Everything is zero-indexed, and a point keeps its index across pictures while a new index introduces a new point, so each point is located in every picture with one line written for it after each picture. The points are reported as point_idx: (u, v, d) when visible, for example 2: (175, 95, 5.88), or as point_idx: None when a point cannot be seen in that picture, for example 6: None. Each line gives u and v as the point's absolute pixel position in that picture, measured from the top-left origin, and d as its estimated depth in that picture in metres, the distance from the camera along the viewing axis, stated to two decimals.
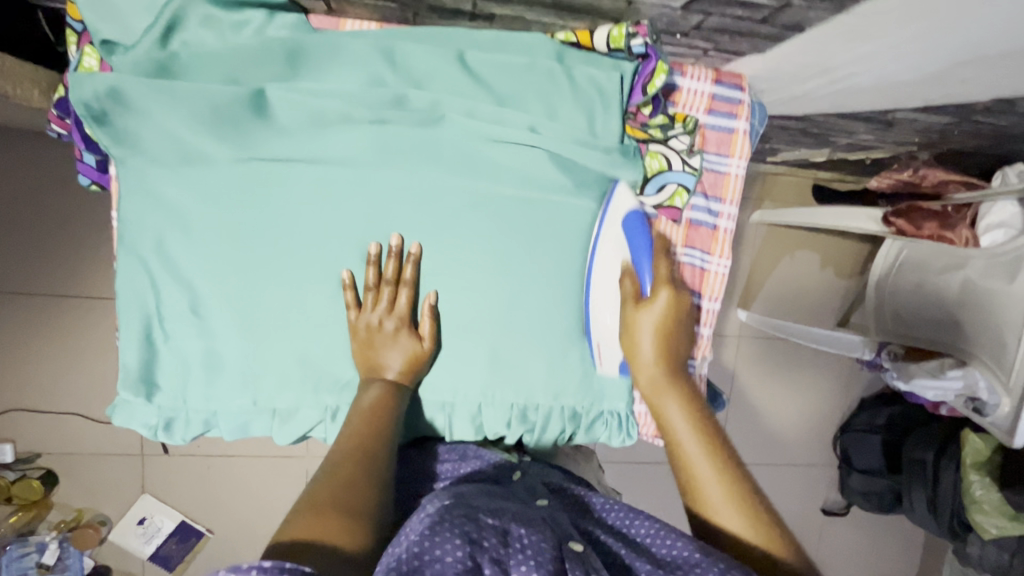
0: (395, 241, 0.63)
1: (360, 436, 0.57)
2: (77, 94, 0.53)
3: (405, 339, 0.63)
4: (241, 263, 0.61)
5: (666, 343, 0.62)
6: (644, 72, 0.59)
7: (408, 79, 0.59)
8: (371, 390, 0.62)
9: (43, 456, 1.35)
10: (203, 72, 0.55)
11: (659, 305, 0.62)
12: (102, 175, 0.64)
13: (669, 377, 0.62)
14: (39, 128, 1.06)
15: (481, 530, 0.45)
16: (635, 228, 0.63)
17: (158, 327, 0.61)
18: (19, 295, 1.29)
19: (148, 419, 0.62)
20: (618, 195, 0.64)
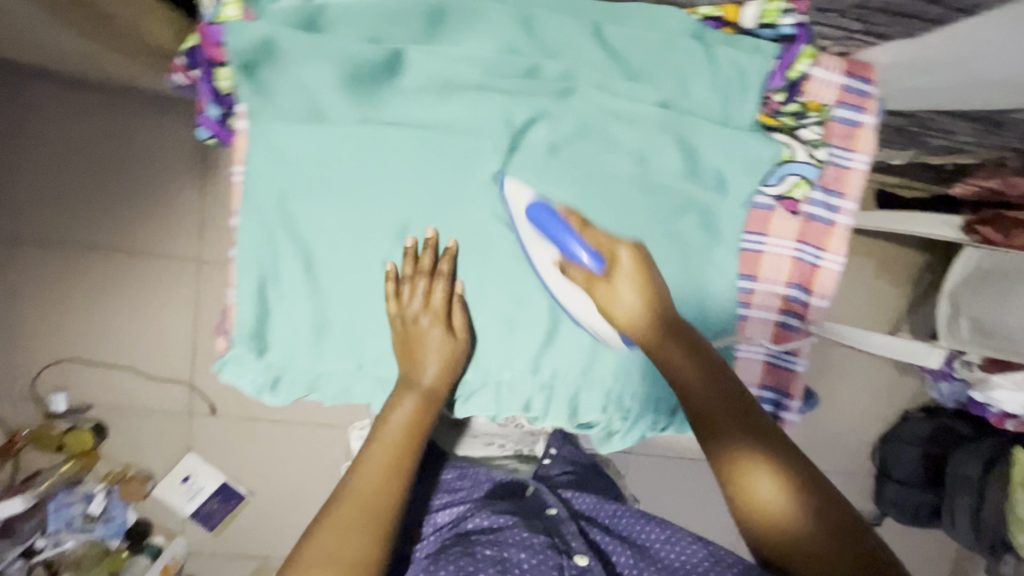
0: (413, 242, 0.61)
1: (396, 462, 0.58)
2: (234, 41, 0.52)
3: (444, 345, 0.62)
4: (356, 227, 0.60)
5: (646, 295, 0.58)
6: (787, 55, 0.57)
7: (542, 49, 0.58)
8: (400, 409, 0.60)
9: (94, 408, 1.36)
10: (345, 27, 0.54)
11: (624, 267, 0.58)
12: (222, 129, 0.62)
13: (665, 329, 0.58)
14: (115, 77, 1.04)
15: None
16: (546, 215, 0.58)
17: (273, 285, 0.61)
18: (84, 247, 1.33)
19: (257, 379, 0.62)
20: (510, 192, 0.60)
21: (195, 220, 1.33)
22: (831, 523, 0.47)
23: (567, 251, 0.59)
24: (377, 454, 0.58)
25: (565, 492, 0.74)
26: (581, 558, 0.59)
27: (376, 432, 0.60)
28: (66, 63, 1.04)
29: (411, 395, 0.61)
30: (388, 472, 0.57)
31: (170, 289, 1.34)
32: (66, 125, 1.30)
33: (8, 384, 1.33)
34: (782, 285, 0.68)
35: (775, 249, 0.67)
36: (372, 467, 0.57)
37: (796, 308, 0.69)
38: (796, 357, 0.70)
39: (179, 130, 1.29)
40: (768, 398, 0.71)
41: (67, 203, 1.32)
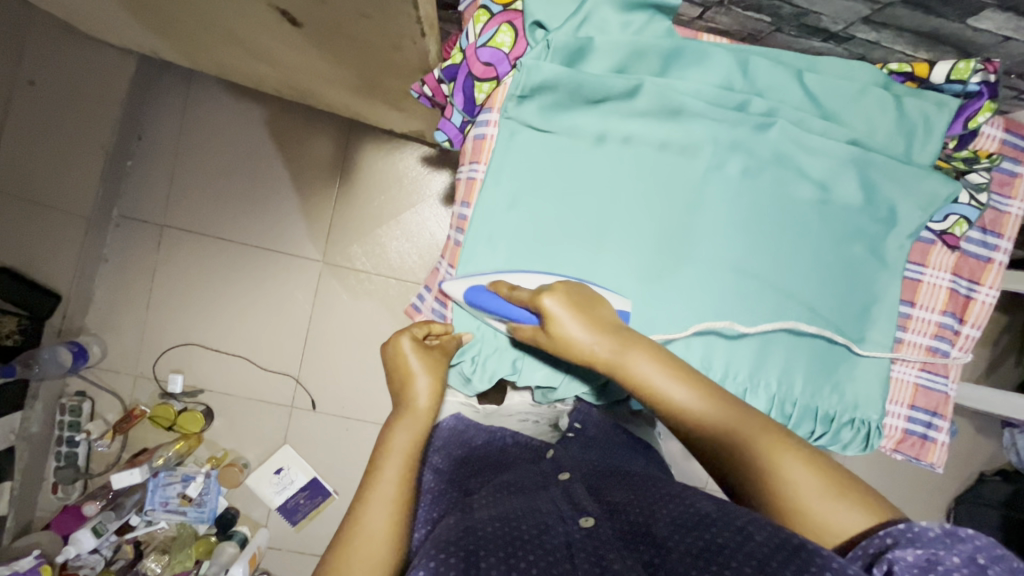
0: (407, 338, 0.66)
1: (405, 480, 0.58)
2: (520, 73, 0.64)
3: (431, 361, 0.65)
4: (564, 223, 0.68)
5: (588, 319, 0.59)
6: (970, 108, 0.66)
7: (753, 89, 0.68)
8: (399, 431, 0.62)
9: (205, 393, 1.43)
10: (602, 59, 0.65)
11: (554, 309, 0.59)
12: (459, 134, 0.73)
13: (620, 343, 0.59)
14: (296, 90, 1.18)
15: (481, 546, 0.51)
16: (482, 296, 0.64)
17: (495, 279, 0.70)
18: (222, 241, 1.42)
19: (466, 361, 0.71)
20: (451, 289, 0.67)
21: (323, 224, 1.43)
22: (851, 498, 0.50)
23: (519, 316, 0.63)
24: (392, 472, 0.58)
25: (574, 452, 0.72)
26: (586, 521, 0.56)
27: (382, 450, 0.60)
28: (252, 74, 1.17)
29: (409, 417, 0.63)
30: (402, 488, 0.57)
31: (291, 286, 1.44)
32: (223, 126, 1.41)
33: (134, 362, 1.42)
34: (938, 312, 0.74)
35: (933, 279, 0.74)
36: (388, 486, 0.57)
37: (949, 334, 0.75)
38: (947, 379, 0.75)
39: (323, 142, 1.42)
40: (918, 418, 0.76)
41: (213, 198, 1.42)
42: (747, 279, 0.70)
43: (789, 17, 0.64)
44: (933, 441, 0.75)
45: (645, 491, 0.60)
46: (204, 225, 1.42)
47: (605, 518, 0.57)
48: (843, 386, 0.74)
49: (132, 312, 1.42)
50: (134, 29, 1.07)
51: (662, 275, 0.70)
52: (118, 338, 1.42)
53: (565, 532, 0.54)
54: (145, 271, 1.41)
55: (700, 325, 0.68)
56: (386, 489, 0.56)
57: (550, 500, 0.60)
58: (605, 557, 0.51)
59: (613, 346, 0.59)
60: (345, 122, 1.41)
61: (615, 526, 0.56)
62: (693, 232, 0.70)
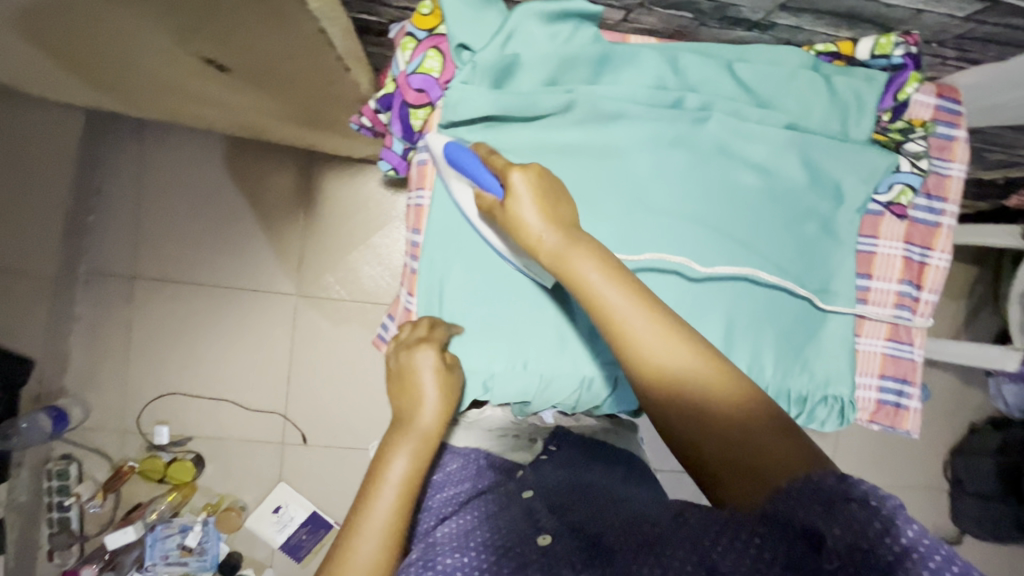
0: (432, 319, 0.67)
1: (398, 509, 0.55)
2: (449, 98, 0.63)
3: (439, 379, 0.62)
4: None
5: (547, 209, 0.53)
6: (897, 81, 0.67)
7: (686, 84, 0.68)
8: (399, 457, 0.58)
9: (193, 441, 1.42)
10: (532, 72, 0.65)
11: (518, 187, 0.52)
12: (402, 161, 0.73)
13: (569, 238, 0.51)
14: (246, 127, 1.17)
15: None
16: (460, 151, 0.58)
17: (457, 298, 0.69)
18: (193, 285, 1.40)
19: None
20: (431, 142, 0.62)
21: (294, 257, 1.42)
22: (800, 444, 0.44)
23: (483, 184, 0.56)
24: (387, 500, 0.55)
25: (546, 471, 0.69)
26: (545, 540, 0.54)
27: (377, 479, 0.57)
28: (200, 117, 1.16)
29: (409, 435, 0.59)
30: (394, 520, 0.55)
31: (268, 323, 1.42)
32: (180, 171, 1.39)
33: (116, 419, 1.40)
34: (895, 281, 0.75)
35: (887, 249, 0.75)
36: (380, 514, 0.55)
37: (908, 302, 0.76)
38: (911, 346, 0.76)
39: (284, 174, 1.41)
40: (889, 386, 0.76)
41: (179, 243, 1.40)
42: (705, 272, 0.71)
43: (709, 11, 0.64)
44: (908, 408, 0.76)
45: (608, 508, 0.58)
46: (171, 271, 1.40)
47: (567, 532, 0.55)
48: (812, 364, 0.75)
49: (109, 367, 1.39)
50: (70, 85, 1.05)
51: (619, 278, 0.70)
52: (98, 397, 1.39)
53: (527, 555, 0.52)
54: (117, 325, 1.39)
55: (656, 255, 0.68)
56: (377, 521, 0.54)
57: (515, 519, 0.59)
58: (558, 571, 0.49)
59: (568, 242, 0.51)
60: (304, 152, 1.41)
61: (575, 538, 0.54)
62: (646, 233, 0.70)
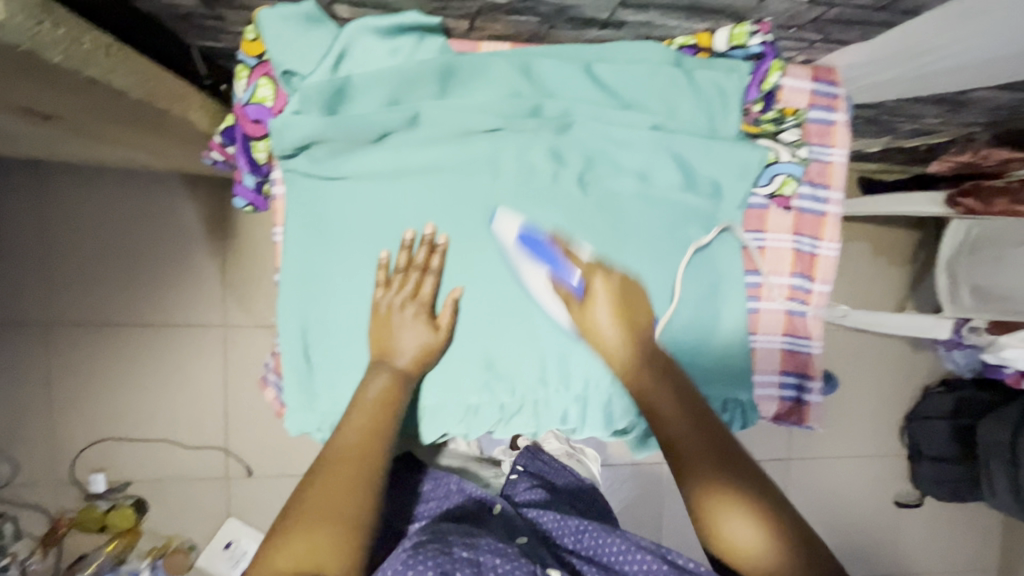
0: (434, 229, 0.65)
1: (365, 433, 0.60)
2: (285, 133, 0.59)
3: (422, 324, 0.64)
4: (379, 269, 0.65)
5: (624, 318, 0.65)
6: (759, 70, 0.64)
7: (542, 91, 0.64)
8: (375, 379, 0.63)
9: (133, 485, 1.38)
10: (371, 94, 0.61)
11: (599, 292, 0.65)
12: (258, 196, 0.69)
13: (626, 335, 0.65)
14: (138, 161, 1.11)
15: (453, 562, 0.56)
16: (539, 240, 0.66)
17: (322, 341, 0.66)
18: (114, 327, 1.35)
19: (316, 432, 0.68)
20: (502, 225, 0.66)
21: (216, 288, 1.37)
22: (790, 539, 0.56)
23: (561, 276, 0.66)
24: (351, 430, 0.61)
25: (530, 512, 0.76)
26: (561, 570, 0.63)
27: (357, 398, 0.62)
28: (87, 155, 1.10)
29: (386, 362, 0.64)
30: (358, 446, 0.60)
31: (197, 357, 1.38)
32: (85, 210, 1.33)
33: (48, 471, 1.35)
34: (786, 275, 0.73)
35: (776, 242, 0.73)
36: (344, 440, 0.60)
37: (801, 295, 0.74)
38: (810, 339, 0.74)
39: (197, 203, 1.35)
40: (790, 381, 0.75)
41: (95, 284, 1.34)
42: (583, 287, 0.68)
43: (553, 14, 0.61)
44: (809, 404, 0.75)
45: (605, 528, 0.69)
46: (88, 314, 1.34)
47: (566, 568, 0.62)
48: (712, 368, 0.72)
49: (35, 420, 1.34)
50: None
51: (491, 300, 0.68)
52: (28, 451, 1.34)
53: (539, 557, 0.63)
54: (38, 375, 1.34)
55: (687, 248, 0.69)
56: (351, 440, 0.60)
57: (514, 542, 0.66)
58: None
59: (636, 354, 0.65)
60: (215, 179, 1.35)
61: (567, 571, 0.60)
62: (516, 251, 0.67)
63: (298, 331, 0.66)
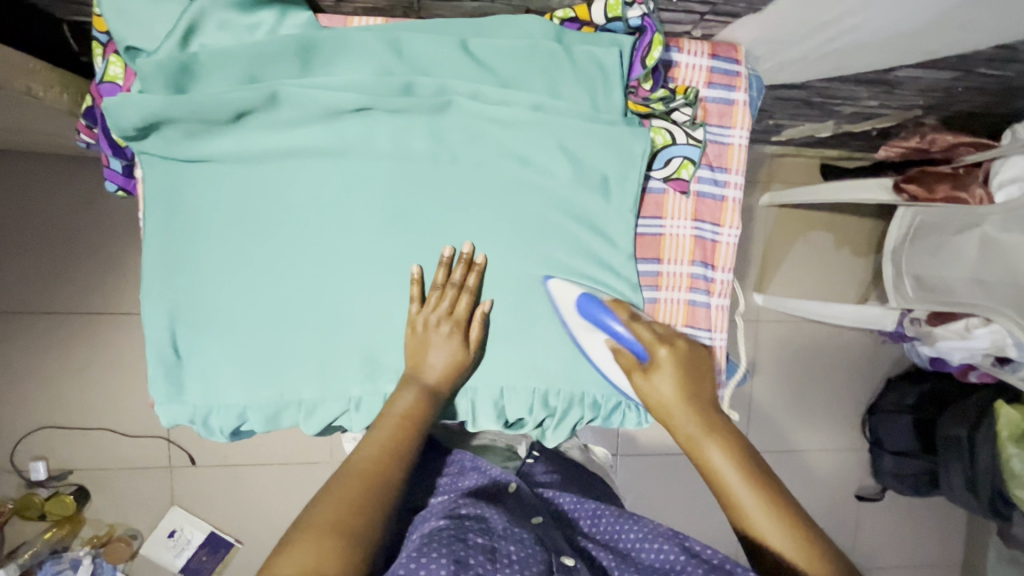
0: (472, 248, 0.65)
1: (396, 443, 0.59)
2: (123, 116, 0.54)
3: (453, 342, 0.64)
4: (249, 256, 0.63)
5: (688, 388, 0.61)
6: (641, 44, 0.60)
7: (415, 68, 0.61)
8: (404, 394, 0.62)
9: (74, 473, 1.37)
10: (223, 71, 0.57)
11: (665, 364, 0.62)
12: (128, 180, 0.66)
13: (704, 423, 0.59)
14: (59, 146, 1.09)
15: (468, 550, 0.52)
16: (592, 305, 0.65)
17: (191, 330, 0.64)
18: (51, 315, 1.33)
19: (190, 422, 0.65)
20: (556, 291, 0.66)
21: None
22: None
23: (624, 343, 0.64)
24: (381, 433, 0.59)
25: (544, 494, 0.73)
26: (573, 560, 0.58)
27: (386, 410, 0.61)
28: None
29: (413, 379, 0.63)
30: (381, 453, 0.57)
31: (137, 346, 1.36)
32: (16, 197, 1.29)
33: None
34: (685, 264, 0.69)
35: (674, 229, 0.69)
36: (368, 451, 0.57)
37: (703, 284, 0.70)
38: (711, 332, 0.70)
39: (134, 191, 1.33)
40: None
41: (30, 271, 1.32)
42: None
43: None
44: None
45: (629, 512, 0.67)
46: (25, 302, 1.32)
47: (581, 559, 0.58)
48: None
49: None
50: None
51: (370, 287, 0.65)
52: None
53: (553, 543, 0.60)
54: None
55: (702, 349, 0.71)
56: (372, 448, 0.58)
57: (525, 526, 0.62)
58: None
59: (702, 425, 0.59)
60: None
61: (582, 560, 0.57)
62: (395, 237, 0.65)
63: (163, 319, 0.63)
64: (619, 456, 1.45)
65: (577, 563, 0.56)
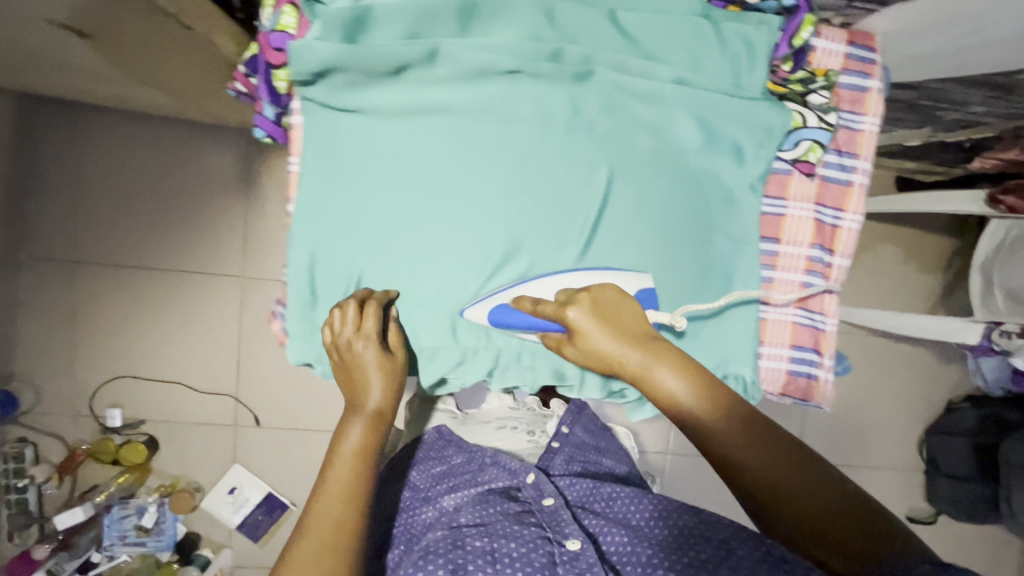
0: (362, 290, 0.66)
1: (356, 473, 0.68)
2: (302, 61, 0.58)
3: (386, 374, 0.67)
4: (386, 207, 0.65)
5: (614, 330, 0.62)
6: (791, 24, 0.62)
7: (564, 36, 0.63)
8: (353, 429, 0.70)
9: (146, 423, 1.42)
10: (390, 25, 0.60)
11: (582, 324, 0.62)
12: (277, 128, 0.69)
13: (649, 353, 0.62)
14: (171, 104, 1.14)
15: (464, 554, 0.65)
16: (508, 315, 0.65)
17: (329, 272, 0.67)
18: (137, 270, 1.39)
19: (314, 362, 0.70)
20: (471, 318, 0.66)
21: (238, 240, 1.39)
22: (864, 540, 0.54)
23: (545, 327, 0.65)
24: (342, 470, 0.68)
25: (559, 480, 0.80)
26: (573, 544, 0.67)
27: (335, 449, 0.69)
28: (124, 97, 1.13)
29: (360, 412, 0.70)
30: (348, 492, 0.67)
31: (214, 305, 1.41)
32: (116, 154, 1.35)
33: (68, 403, 1.40)
34: (804, 246, 0.71)
35: (797, 211, 0.70)
36: (330, 498, 0.66)
37: (820, 268, 0.71)
38: (823, 315, 0.72)
39: (223, 157, 1.37)
40: (802, 357, 0.72)
41: (121, 226, 1.37)
42: (588, 247, 0.68)
43: None
44: (823, 381, 0.73)
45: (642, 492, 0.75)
46: (114, 255, 1.38)
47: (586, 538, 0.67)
48: (713, 341, 0.71)
49: (55, 353, 1.38)
50: None
51: (498, 247, 0.66)
52: (49, 382, 1.39)
53: (556, 530, 0.70)
54: (60, 310, 1.38)
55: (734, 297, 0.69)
56: (334, 485, 0.67)
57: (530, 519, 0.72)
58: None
59: (651, 358, 0.62)
60: (241, 132, 1.37)
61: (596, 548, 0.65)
62: (526, 200, 0.66)
63: (303, 261, 0.66)
64: (647, 457, 1.43)
65: (581, 547, 0.66)
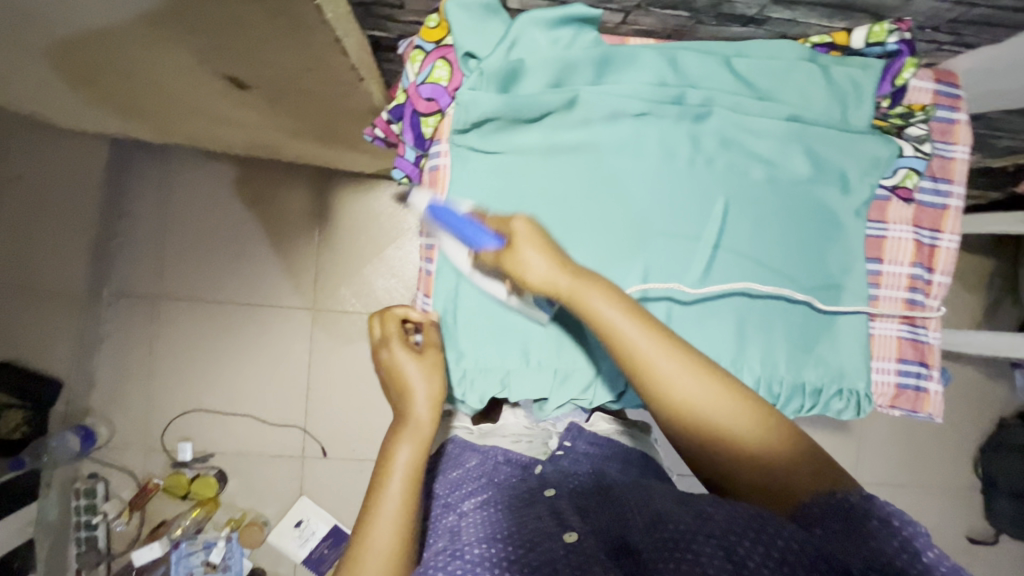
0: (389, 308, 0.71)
1: (409, 492, 0.59)
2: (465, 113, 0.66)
3: (430, 371, 0.65)
4: None
5: (551, 254, 0.59)
6: (893, 68, 0.69)
7: (686, 81, 0.70)
8: (403, 446, 0.61)
9: (216, 456, 1.44)
10: (537, 75, 0.67)
11: (522, 232, 0.60)
12: (415, 169, 0.77)
13: (581, 278, 0.58)
14: (264, 146, 1.21)
15: (463, 560, 0.56)
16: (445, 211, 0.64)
17: (470, 300, 0.71)
18: (212, 304, 1.43)
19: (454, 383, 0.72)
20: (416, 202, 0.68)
21: (311, 273, 1.44)
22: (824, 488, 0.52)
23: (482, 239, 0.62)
24: (395, 489, 0.58)
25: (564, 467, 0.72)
26: (571, 536, 0.58)
27: (384, 469, 0.60)
28: (220, 139, 1.21)
29: (410, 428, 0.62)
30: (404, 507, 0.57)
31: (285, 336, 1.44)
32: (195, 194, 1.42)
33: (141, 436, 1.42)
34: (907, 264, 0.76)
35: (897, 233, 0.76)
36: (382, 525, 0.56)
37: (921, 285, 0.77)
38: (927, 329, 0.77)
39: (298, 195, 1.43)
40: (909, 369, 0.77)
41: (199, 262, 1.43)
42: (709, 272, 0.72)
43: (705, 9, 0.69)
44: (933, 388, 0.77)
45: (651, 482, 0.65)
46: (190, 290, 1.42)
47: (590, 532, 0.59)
48: (825, 356, 0.75)
49: (132, 387, 1.42)
50: (94, 111, 1.09)
51: (627, 273, 0.70)
52: (124, 416, 1.42)
53: (560, 519, 0.61)
54: (137, 345, 1.42)
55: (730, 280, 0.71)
56: (390, 505, 0.57)
57: (535, 515, 0.62)
58: (591, 568, 0.53)
59: (580, 280, 0.58)
60: (317, 169, 1.43)
61: (601, 539, 0.57)
62: (651, 227, 0.71)
63: (446, 292, 0.72)
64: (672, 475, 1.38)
65: (581, 538, 0.57)
